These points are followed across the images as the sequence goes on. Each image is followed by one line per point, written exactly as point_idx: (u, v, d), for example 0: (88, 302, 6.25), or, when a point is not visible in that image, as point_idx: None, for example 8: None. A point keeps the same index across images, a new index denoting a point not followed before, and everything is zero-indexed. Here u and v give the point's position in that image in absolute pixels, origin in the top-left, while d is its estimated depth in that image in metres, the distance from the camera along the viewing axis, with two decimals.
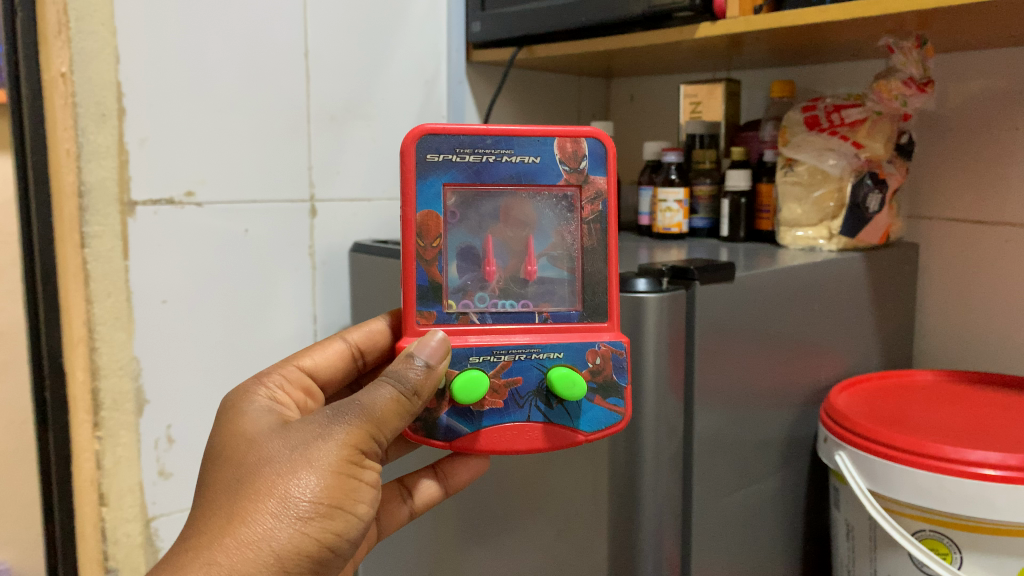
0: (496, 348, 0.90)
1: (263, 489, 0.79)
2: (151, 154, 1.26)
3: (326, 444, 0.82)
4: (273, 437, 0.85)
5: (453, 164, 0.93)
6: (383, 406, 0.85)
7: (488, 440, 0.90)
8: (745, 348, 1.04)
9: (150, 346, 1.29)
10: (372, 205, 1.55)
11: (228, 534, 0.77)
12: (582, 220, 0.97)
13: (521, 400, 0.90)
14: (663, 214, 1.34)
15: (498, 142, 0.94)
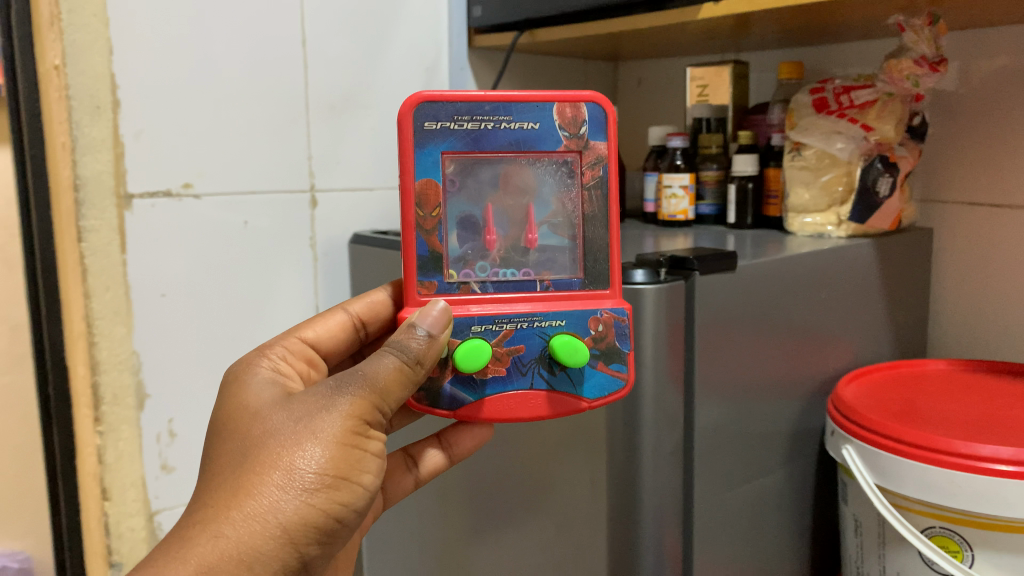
0: (498, 320, 0.88)
1: (269, 461, 0.75)
2: (148, 146, 1.25)
3: (330, 414, 0.79)
4: (277, 408, 0.81)
5: (453, 133, 0.97)
6: (386, 376, 0.81)
7: (491, 410, 0.88)
8: (750, 338, 1.01)
9: (150, 340, 1.29)
10: (374, 195, 1.53)
11: (234, 508, 0.73)
12: (583, 185, 0.99)
13: (523, 369, 0.88)
14: (668, 200, 1.30)
15: (495, 111, 0.97)
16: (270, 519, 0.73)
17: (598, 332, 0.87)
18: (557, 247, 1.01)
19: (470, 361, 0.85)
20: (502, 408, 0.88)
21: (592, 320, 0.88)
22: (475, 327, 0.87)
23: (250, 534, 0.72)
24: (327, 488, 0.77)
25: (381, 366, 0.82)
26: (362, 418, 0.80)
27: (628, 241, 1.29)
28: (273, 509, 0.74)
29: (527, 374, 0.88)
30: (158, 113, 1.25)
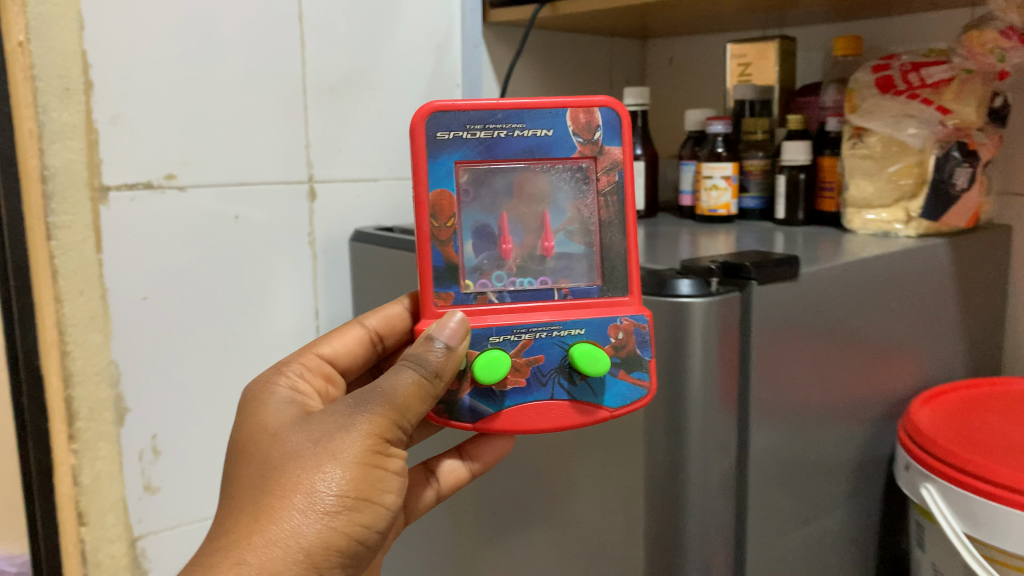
0: (517, 328, 0.80)
1: (290, 485, 0.70)
2: (126, 132, 1.12)
3: (349, 433, 0.73)
4: (295, 427, 0.76)
5: (466, 141, 0.86)
6: (405, 391, 0.75)
7: (508, 421, 0.79)
8: (812, 355, 0.87)
9: (130, 348, 1.16)
10: (380, 185, 1.40)
11: (255, 535, 0.68)
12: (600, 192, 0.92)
13: (544, 377, 0.79)
14: (708, 192, 1.16)
15: (509, 116, 0.87)
16: (294, 545, 0.69)
17: (618, 336, 0.79)
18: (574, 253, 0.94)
19: (490, 374, 0.76)
20: (521, 418, 0.79)
21: (616, 324, 0.79)
22: (495, 336, 0.79)
23: (273, 563, 0.68)
24: (350, 512, 0.72)
25: (398, 382, 0.76)
26: (382, 437, 0.74)
27: (663, 245, 1.15)
28: (295, 535, 0.69)
29: (549, 382, 0.79)
30: (137, 95, 1.12)
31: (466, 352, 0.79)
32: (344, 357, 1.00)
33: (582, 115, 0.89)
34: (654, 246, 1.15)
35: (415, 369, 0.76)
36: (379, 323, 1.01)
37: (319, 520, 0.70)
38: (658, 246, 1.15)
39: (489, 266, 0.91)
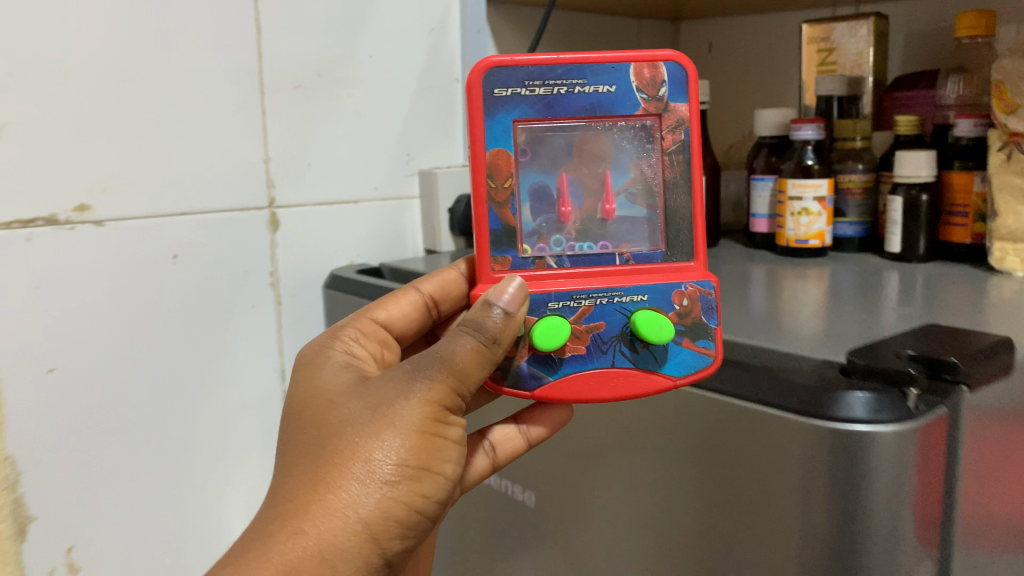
0: (577, 292, 0.67)
1: (345, 455, 0.57)
2: (15, 147, 0.79)
3: (405, 399, 0.59)
4: (345, 391, 0.63)
5: (527, 102, 0.71)
6: (465, 356, 0.61)
7: (570, 391, 0.66)
8: (987, 450, 0.63)
9: (32, 438, 0.83)
10: (365, 207, 1.11)
11: (307, 511, 0.55)
12: (669, 149, 0.72)
13: (607, 343, 0.66)
14: (795, 219, 0.89)
15: (572, 73, 0.71)
16: (351, 523, 0.56)
17: (681, 302, 0.67)
18: (637, 215, 0.75)
19: (550, 341, 0.65)
20: (585, 385, 0.66)
21: (676, 292, 0.67)
22: (555, 303, 0.67)
23: (329, 541, 0.55)
24: (415, 484, 0.58)
25: (454, 345, 0.62)
26: (442, 405, 0.60)
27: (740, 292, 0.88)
28: (352, 509, 0.56)
29: (612, 347, 0.66)
30: (26, 89, 0.80)
31: (524, 319, 0.66)
32: (398, 325, 0.82)
33: (643, 68, 0.71)
34: (728, 294, 0.88)
35: (473, 334, 0.62)
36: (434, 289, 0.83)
37: (378, 492, 0.57)
38: (734, 294, 0.88)
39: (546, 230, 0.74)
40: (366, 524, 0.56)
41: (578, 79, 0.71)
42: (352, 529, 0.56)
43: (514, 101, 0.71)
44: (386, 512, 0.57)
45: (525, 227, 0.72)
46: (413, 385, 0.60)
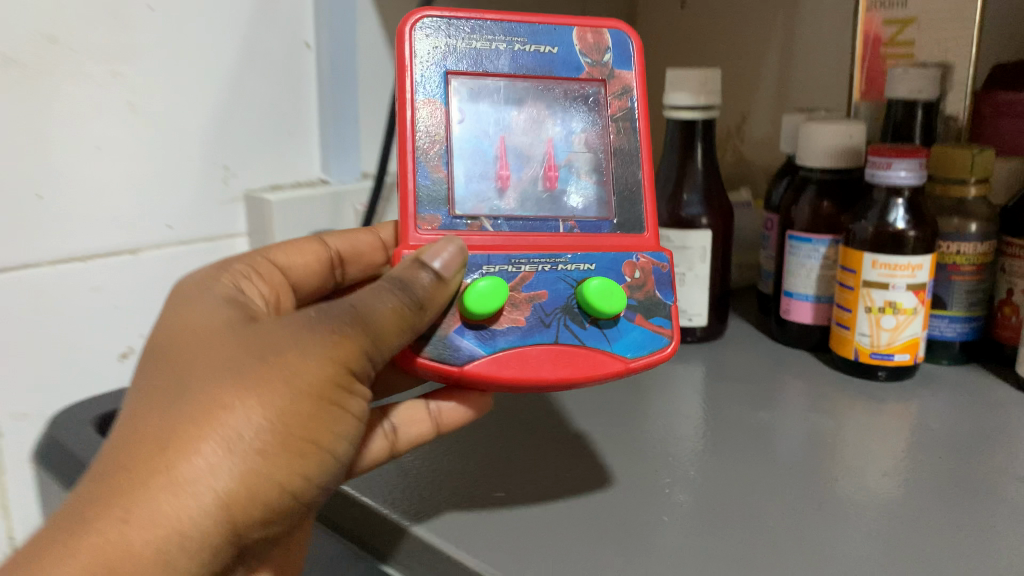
0: (515, 253, 0.41)
1: (202, 411, 0.32)
2: None
3: (302, 352, 0.34)
4: (217, 315, 0.37)
5: (453, 53, 0.43)
6: (385, 319, 0.36)
7: (503, 368, 0.38)
8: None
9: None
10: (152, 260, 0.63)
11: (136, 497, 0.31)
12: (612, 118, 0.45)
13: (553, 314, 0.40)
14: (873, 321, 0.53)
15: (506, 24, 0.44)
16: (201, 519, 0.32)
17: (636, 275, 0.42)
18: (585, 196, 0.45)
19: (483, 307, 0.38)
20: (523, 362, 0.38)
21: (635, 258, 0.42)
22: (488, 266, 0.40)
23: (166, 542, 0.31)
24: (306, 462, 0.34)
25: (367, 298, 0.36)
26: (351, 371, 0.35)
27: (793, 441, 0.50)
28: (202, 489, 0.32)
29: (559, 320, 0.40)
30: None
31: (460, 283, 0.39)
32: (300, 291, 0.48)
33: (596, 30, 0.45)
34: (770, 442, 0.49)
35: (402, 288, 0.36)
36: (347, 245, 0.51)
37: (248, 473, 0.32)
38: (783, 446, 0.49)
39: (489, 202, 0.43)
40: (224, 516, 0.32)
41: (512, 33, 0.44)
42: (201, 529, 0.32)
43: (430, 52, 0.43)
44: (256, 497, 0.33)
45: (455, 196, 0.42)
46: (312, 328, 0.35)
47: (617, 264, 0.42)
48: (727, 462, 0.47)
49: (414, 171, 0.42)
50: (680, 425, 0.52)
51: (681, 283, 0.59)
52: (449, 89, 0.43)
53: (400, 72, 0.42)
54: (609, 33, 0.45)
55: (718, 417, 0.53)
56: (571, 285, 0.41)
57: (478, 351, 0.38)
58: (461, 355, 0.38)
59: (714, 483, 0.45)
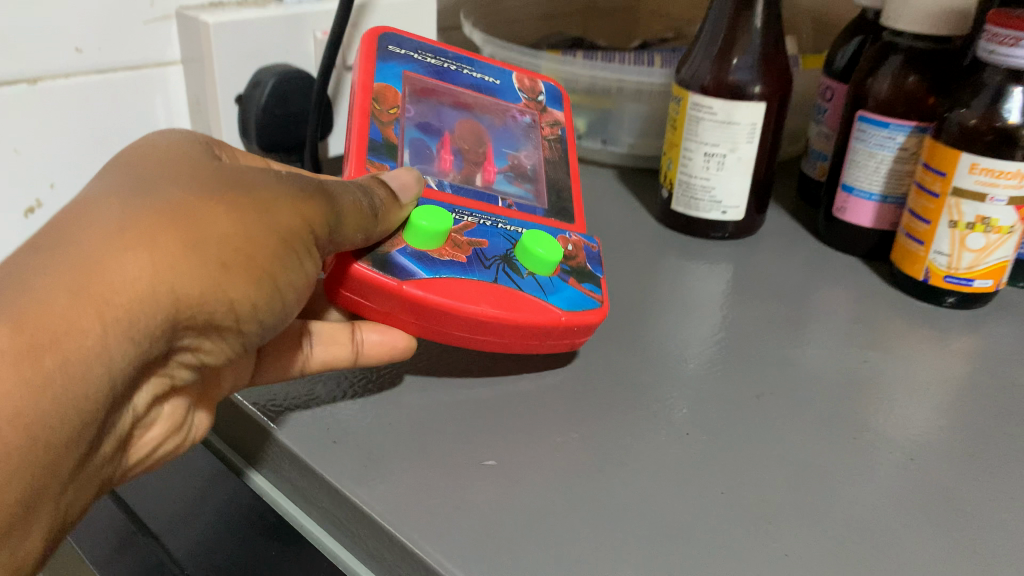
0: (457, 208, 0.37)
1: (174, 207, 0.27)
2: None
3: (278, 184, 0.30)
4: (191, 146, 0.32)
5: (414, 58, 0.42)
6: (347, 208, 0.31)
7: (437, 289, 0.32)
8: None
9: None
10: (57, 93, 0.51)
11: (87, 271, 0.26)
12: (544, 139, 0.44)
13: (491, 259, 0.35)
14: (954, 238, 0.43)
15: (460, 55, 0.45)
16: (150, 315, 0.26)
17: (569, 249, 0.38)
18: (518, 199, 0.41)
19: (427, 236, 0.34)
20: (457, 288, 0.33)
21: (566, 235, 0.39)
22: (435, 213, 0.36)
23: (116, 323, 0.26)
24: (268, 297, 0.29)
25: (334, 183, 0.32)
26: (317, 232, 0.30)
27: (842, 378, 0.41)
28: (155, 279, 0.26)
29: (498, 265, 0.34)
30: None
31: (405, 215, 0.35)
32: None
33: (533, 80, 0.47)
34: (814, 380, 0.41)
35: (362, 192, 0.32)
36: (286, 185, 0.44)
37: (204, 279, 0.27)
38: (833, 385, 0.40)
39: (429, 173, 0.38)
40: (173, 322, 0.27)
41: (459, 60, 0.44)
42: (147, 328, 0.26)
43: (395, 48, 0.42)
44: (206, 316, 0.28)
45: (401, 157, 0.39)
46: (285, 181, 0.30)
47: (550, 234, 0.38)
48: (761, 406, 0.38)
49: (364, 131, 0.38)
50: (703, 348, 0.43)
51: (720, 166, 0.48)
52: (405, 89, 0.41)
53: (367, 58, 0.40)
54: (545, 85, 0.47)
55: (751, 340, 0.44)
56: (510, 240, 0.36)
57: (414, 269, 0.33)
58: (395, 267, 0.32)
59: (750, 437, 0.36)
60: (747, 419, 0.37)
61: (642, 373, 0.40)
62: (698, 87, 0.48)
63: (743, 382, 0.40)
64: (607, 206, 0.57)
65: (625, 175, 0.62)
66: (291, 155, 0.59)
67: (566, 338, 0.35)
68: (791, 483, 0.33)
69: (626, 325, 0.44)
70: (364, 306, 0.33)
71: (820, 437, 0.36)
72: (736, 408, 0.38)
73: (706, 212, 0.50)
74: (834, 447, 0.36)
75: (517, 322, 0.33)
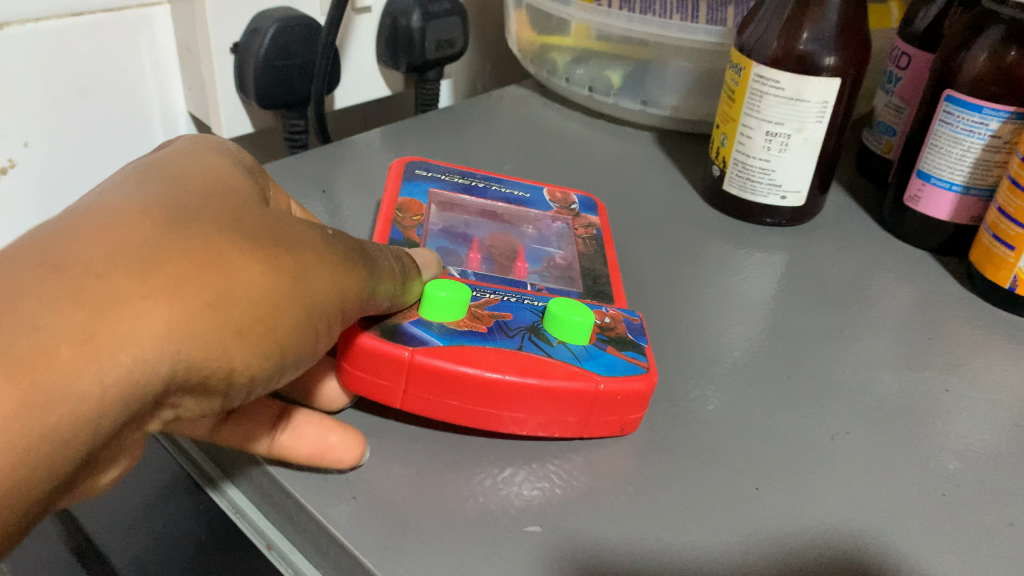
0: (478, 285, 0.32)
1: (207, 250, 0.22)
2: None
3: (318, 245, 0.26)
4: (232, 170, 0.27)
5: (442, 178, 0.39)
6: (380, 283, 0.28)
7: (451, 354, 0.28)
8: None
9: None
10: (26, 42, 0.45)
11: (98, 309, 0.20)
12: (579, 238, 0.38)
13: (515, 328, 0.30)
14: None
15: (489, 176, 0.41)
16: (154, 375, 0.21)
17: (606, 321, 0.32)
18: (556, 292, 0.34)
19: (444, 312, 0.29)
20: (475, 354, 0.28)
21: (601, 308, 0.33)
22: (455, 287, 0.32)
23: (117, 382, 0.20)
24: (271, 380, 0.24)
25: (374, 252, 0.28)
26: (346, 307, 0.26)
27: (921, 389, 0.36)
28: (175, 335, 0.21)
29: (524, 334, 0.30)
30: None
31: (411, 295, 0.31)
32: None
33: (566, 191, 0.41)
34: (891, 392, 0.36)
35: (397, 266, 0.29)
36: None
37: (226, 344, 0.22)
38: (912, 398, 0.36)
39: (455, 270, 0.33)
40: (175, 385, 0.22)
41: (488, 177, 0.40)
42: (142, 397, 0.21)
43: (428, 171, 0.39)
44: (205, 392, 0.23)
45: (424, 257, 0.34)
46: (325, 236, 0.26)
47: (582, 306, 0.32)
48: (833, 421, 0.34)
49: (385, 234, 0.34)
50: (763, 351, 0.38)
51: (782, 148, 0.42)
52: (430, 204, 0.37)
53: (392, 179, 0.37)
54: (578, 195, 0.41)
55: (815, 342, 0.39)
56: (536, 311, 0.31)
57: (422, 340, 0.28)
58: (403, 335, 0.28)
59: (827, 463, 0.31)
60: (820, 438, 0.33)
61: (696, 384, 0.35)
62: (762, 58, 0.42)
63: (812, 394, 0.35)
64: (647, 178, 0.51)
65: (665, 140, 0.56)
66: (293, 112, 0.53)
67: (612, 415, 0.29)
68: (878, 526, 0.29)
69: (674, 316, 0.39)
70: (371, 394, 0.28)
71: (904, 460, 0.32)
72: (808, 424, 0.33)
73: (762, 197, 0.45)
74: (921, 474, 0.31)
75: (547, 387, 0.27)
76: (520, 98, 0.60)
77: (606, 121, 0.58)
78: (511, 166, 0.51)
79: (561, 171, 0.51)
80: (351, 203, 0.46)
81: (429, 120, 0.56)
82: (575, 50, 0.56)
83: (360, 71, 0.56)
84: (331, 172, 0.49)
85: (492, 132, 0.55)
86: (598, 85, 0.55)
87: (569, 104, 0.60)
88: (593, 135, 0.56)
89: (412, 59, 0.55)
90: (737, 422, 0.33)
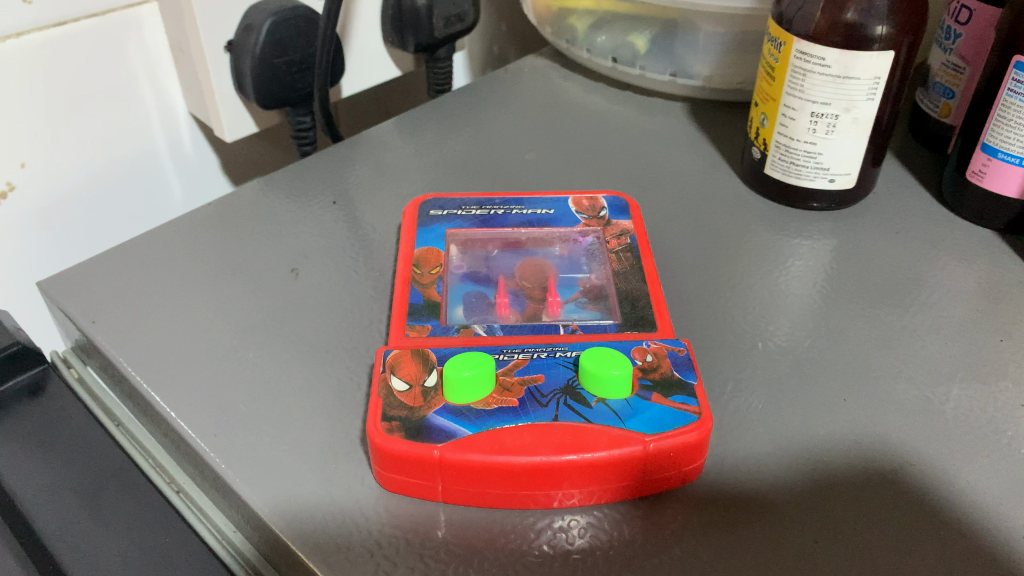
0: (507, 345, 0.32)
1: None
2: None
3: None
4: None
5: (460, 215, 0.38)
6: None
7: (482, 444, 0.27)
8: None
9: None
10: (3, 56, 0.42)
11: None
12: (612, 252, 0.37)
13: (549, 393, 0.29)
14: None
15: (509, 197, 0.40)
16: None
17: (648, 360, 0.31)
18: (593, 323, 0.33)
19: (468, 394, 0.29)
20: (508, 440, 0.27)
21: (643, 345, 0.31)
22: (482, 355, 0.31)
23: None
24: None
25: None
26: None
27: (993, 404, 0.33)
28: None
29: (558, 399, 0.29)
30: None
31: (438, 370, 0.30)
32: None
33: (592, 196, 0.40)
34: (960, 410, 0.33)
35: None
36: None
37: None
38: (985, 413, 0.32)
39: (487, 326, 0.33)
40: None
41: (512, 202, 0.40)
42: None
43: (448, 211, 0.39)
44: None
45: (454, 311, 0.34)
46: None
47: (620, 350, 0.31)
48: (896, 454, 0.31)
49: (406, 296, 0.34)
50: (816, 363, 0.35)
51: (829, 130, 0.39)
52: (450, 247, 0.37)
53: (407, 229, 0.37)
54: (607, 197, 0.40)
55: (873, 348, 0.35)
56: (570, 366, 0.30)
57: (452, 430, 0.28)
58: (431, 430, 0.28)
59: (890, 515, 0.29)
60: (879, 481, 0.30)
61: (745, 410, 0.32)
62: (804, 32, 0.37)
63: (870, 418, 0.32)
64: (680, 159, 0.47)
65: (698, 110, 0.52)
66: (298, 109, 0.50)
67: (668, 470, 0.28)
68: None
69: (717, 328, 0.36)
70: (411, 492, 0.29)
71: (972, 506, 0.29)
72: (867, 463, 0.31)
73: (809, 180, 0.41)
74: (993, 523, 0.29)
75: (589, 461, 0.27)
76: (540, 71, 0.56)
77: (633, 93, 0.54)
78: (533, 153, 0.48)
79: (586, 157, 0.48)
80: (365, 211, 0.43)
81: (444, 105, 0.52)
82: (596, 13, 0.52)
83: (366, 54, 0.52)
84: (342, 175, 0.46)
85: (511, 115, 0.51)
86: (622, 54, 0.51)
87: (592, 75, 0.57)
88: (619, 110, 0.52)
89: (419, 39, 0.52)
90: (788, 466, 0.30)
